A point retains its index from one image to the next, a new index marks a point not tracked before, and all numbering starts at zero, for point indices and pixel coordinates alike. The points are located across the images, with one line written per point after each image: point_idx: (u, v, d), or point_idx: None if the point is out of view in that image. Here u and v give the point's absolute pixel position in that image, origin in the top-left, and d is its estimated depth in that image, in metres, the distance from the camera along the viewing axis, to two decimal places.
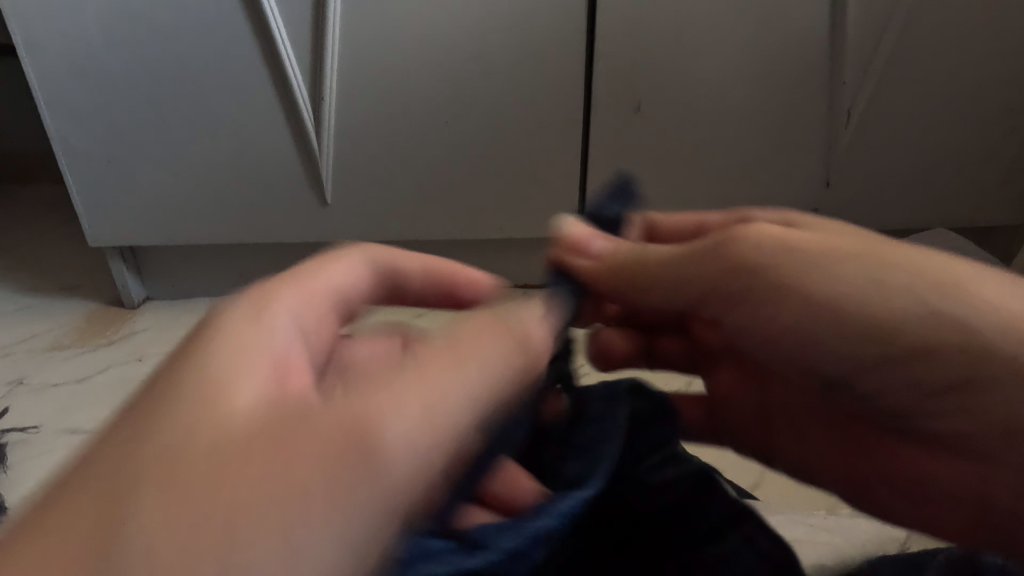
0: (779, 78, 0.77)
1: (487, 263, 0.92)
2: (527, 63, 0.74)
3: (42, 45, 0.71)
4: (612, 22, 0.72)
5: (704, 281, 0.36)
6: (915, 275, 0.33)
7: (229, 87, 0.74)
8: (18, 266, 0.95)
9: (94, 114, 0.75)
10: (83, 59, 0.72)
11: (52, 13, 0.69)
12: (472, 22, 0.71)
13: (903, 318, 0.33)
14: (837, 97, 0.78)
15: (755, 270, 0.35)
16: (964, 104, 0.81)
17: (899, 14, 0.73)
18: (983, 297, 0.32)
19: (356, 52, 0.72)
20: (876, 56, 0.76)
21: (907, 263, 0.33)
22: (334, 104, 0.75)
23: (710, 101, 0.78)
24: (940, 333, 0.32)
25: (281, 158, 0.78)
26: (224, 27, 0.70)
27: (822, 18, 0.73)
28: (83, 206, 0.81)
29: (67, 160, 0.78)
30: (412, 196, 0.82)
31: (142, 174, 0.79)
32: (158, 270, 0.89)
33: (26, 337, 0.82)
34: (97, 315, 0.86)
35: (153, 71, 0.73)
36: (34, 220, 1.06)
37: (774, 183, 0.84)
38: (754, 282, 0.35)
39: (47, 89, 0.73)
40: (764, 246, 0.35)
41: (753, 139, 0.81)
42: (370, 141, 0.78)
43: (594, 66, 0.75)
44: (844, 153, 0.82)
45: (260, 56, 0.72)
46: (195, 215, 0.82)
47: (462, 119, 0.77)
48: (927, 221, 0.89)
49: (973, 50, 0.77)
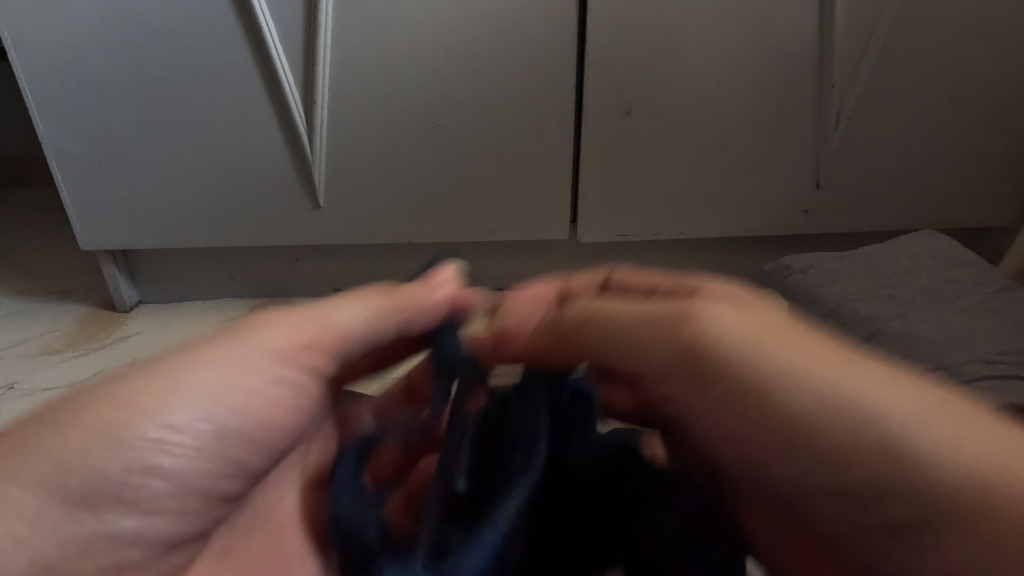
0: (768, 81, 0.77)
1: (480, 265, 0.92)
2: (518, 67, 0.74)
3: (33, 49, 0.70)
4: (603, 25, 0.72)
5: (648, 359, 0.35)
6: (841, 389, 0.28)
7: (220, 90, 0.74)
8: (10, 270, 0.95)
9: (85, 117, 0.75)
10: (74, 64, 0.72)
11: (43, 18, 0.69)
12: (463, 26, 0.72)
13: (794, 421, 0.29)
14: (825, 99, 0.79)
15: (708, 345, 0.32)
16: (952, 106, 0.81)
17: (886, 17, 0.74)
18: (901, 428, 0.27)
19: (348, 55, 0.72)
20: (863, 59, 0.77)
21: (851, 377, 0.28)
22: (326, 107, 0.75)
23: (701, 104, 0.78)
24: (852, 463, 0.27)
25: (274, 161, 0.78)
26: (215, 30, 0.70)
27: (810, 22, 0.74)
28: (75, 209, 0.80)
29: (59, 164, 0.77)
30: (405, 199, 0.82)
31: (134, 177, 0.79)
32: (151, 274, 0.89)
33: (18, 341, 0.82)
34: (89, 318, 0.86)
35: (145, 76, 0.73)
36: (27, 223, 1.05)
37: (764, 185, 0.85)
38: (700, 357, 0.32)
39: (38, 92, 0.73)
40: (721, 322, 0.33)
41: (743, 142, 0.81)
42: (362, 145, 0.78)
43: (585, 68, 0.75)
44: (834, 154, 0.83)
45: (251, 59, 0.72)
46: (187, 218, 0.82)
47: (453, 122, 0.77)
48: (916, 223, 0.90)
49: (959, 54, 0.78)
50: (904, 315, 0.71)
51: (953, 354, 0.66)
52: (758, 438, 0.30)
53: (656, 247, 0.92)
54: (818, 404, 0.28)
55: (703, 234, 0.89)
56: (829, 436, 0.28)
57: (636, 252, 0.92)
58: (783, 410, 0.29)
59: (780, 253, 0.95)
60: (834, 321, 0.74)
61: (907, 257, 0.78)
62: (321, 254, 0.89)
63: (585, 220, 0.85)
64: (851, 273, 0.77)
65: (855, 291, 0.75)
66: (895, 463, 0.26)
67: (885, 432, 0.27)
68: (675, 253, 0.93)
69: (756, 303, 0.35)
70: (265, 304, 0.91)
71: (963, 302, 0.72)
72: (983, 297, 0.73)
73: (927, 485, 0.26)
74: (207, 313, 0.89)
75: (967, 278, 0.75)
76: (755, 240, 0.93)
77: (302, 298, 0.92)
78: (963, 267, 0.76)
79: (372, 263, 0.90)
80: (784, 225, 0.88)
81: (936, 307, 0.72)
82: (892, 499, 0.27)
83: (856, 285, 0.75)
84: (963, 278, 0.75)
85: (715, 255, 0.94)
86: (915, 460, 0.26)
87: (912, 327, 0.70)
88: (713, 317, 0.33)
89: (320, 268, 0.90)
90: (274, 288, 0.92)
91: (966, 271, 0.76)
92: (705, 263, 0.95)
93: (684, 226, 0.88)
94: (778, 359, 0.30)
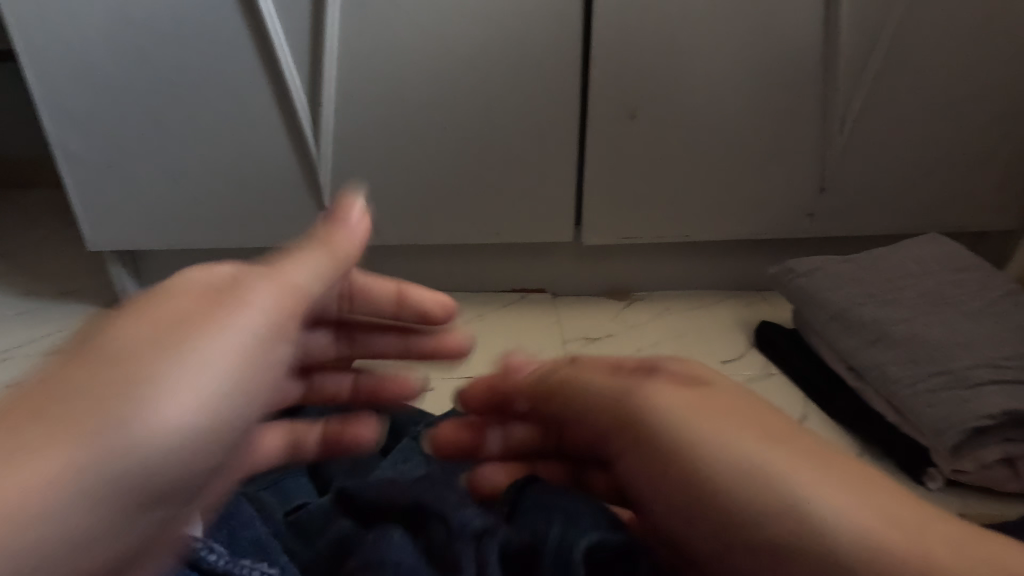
0: (773, 84, 0.77)
1: (485, 267, 0.92)
2: (524, 70, 0.74)
3: (42, 51, 0.71)
4: (608, 28, 0.72)
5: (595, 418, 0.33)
6: (755, 443, 0.27)
7: (227, 92, 0.74)
8: (18, 270, 0.95)
9: (94, 119, 0.75)
10: (83, 67, 0.72)
11: (52, 21, 0.70)
12: (469, 29, 0.72)
13: (709, 461, 0.27)
14: (830, 103, 0.79)
15: (649, 429, 0.30)
16: (957, 110, 0.81)
17: (891, 21, 0.74)
18: (809, 495, 0.25)
19: (354, 57, 0.73)
20: (868, 63, 0.77)
21: (747, 441, 0.27)
22: (331, 109, 0.75)
23: (706, 107, 0.78)
24: (750, 534, 0.26)
25: (280, 162, 0.79)
26: (222, 32, 0.71)
27: (815, 25, 0.74)
28: (83, 210, 0.81)
29: (67, 165, 0.78)
30: (409, 201, 0.82)
31: (142, 178, 0.79)
32: (157, 275, 0.90)
33: (24, 341, 0.82)
34: (95, 318, 0.87)
35: (152, 80, 0.73)
36: (34, 224, 1.06)
37: (768, 187, 0.85)
38: (644, 436, 0.30)
39: (47, 94, 0.74)
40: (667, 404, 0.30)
41: (747, 145, 0.81)
42: (368, 147, 0.78)
43: (590, 71, 0.75)
44: (839, 157, 0.83)
45: (258, 62, 0.72)
46: (194, 220, 0.82)
47: (459, 124, 0.78)
48: (921, 226, 0.90)
49: (965, 57, 0.78)
50: (909, 319, 0.71)
51: (958, 358, 0.66)
52: (674, 474, 0.28)
53: (661, 249, 0.93)
54: (724, 450, 0.27)
55: (707, 236, 0.89)
56: (730, 472, 0.27)
57: (640, 254, 0.92)
58: (727, 503, 0.27)
59: (784, 256, 0.95)
60: (837, 324, 0.74)
61: (913, 260, 0.78)
62: None
63: (590, 223, 0.86)
64: (855, 276, 0.77)
65: (860, 294, 0.75)
66: (790, 511, 0.25)
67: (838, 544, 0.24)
68: (680, 256, 0.94)
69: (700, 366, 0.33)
70: None
71: (968, 306, 0.72)
72: (988, 300, 0.73)
73: (805, 539, 0.24)
74: None
75: (972, 282, 0.75)
76: (760, 242, 0.93)
77: None
78: (969, 271, 0.76)
79: (377, 264, 0.91)
80: (789, 227, 0.88)
81: (941, 311, 0.72)
82: (772, 539, 0.25)
83: (861, 288, 0.75)
84: (969, 281, 0.75)
85: (720, 258, 0.94)
86: (828, 544, 0.24)
87: (917, 331, 0.70)
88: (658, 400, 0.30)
89: None
90: None
91: (972, 274, 0.76)
92: (710, 265, 0.95)
93: (687, 229, 0.88)
94: (709, 416, 0.29)
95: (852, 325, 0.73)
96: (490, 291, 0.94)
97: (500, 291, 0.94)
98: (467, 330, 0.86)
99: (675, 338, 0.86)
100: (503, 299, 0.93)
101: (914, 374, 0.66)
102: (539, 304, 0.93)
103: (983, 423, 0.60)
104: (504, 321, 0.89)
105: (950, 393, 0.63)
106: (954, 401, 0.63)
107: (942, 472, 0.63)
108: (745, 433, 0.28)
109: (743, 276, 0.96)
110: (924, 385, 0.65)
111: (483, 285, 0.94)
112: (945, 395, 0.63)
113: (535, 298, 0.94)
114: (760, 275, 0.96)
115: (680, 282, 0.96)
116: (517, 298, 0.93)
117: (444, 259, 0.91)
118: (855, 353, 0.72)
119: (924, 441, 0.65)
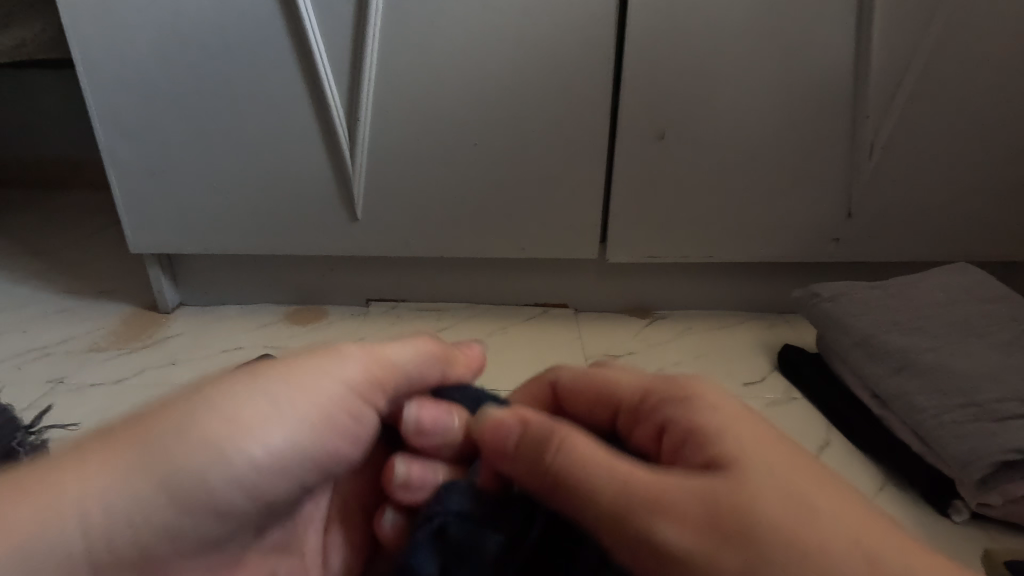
0: (802, 111, 0.78)
1: (508, 281, 0.94)
2: (555, 90, 0.76)
3: (99, 63, 0.75)
4: (638, 53, 0.74)
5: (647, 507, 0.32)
6: (793, 497, 0.31)
7: (269, 107, 0.77)
8: (60, 269, 0.99)
9: (144, 130, 0.79)
10: (138, 79, 0.76)
11: (110, 36, 0.73)
12: (505, 52, 0.74)
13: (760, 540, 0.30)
14: (859, 130, 0.79)
15: (726, 510, 0.30)
16: (988, 142, 0.81)
17: (921, 52, 0.75)
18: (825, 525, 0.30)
19: (391, 76, 0.75)
20: (898, 92, 0.77)
21: (782, 506, 0.30)
22: (368, 125, 0.78)
23: (734, 131, 0.79)
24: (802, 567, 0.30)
25: (317, 175, 0.81)
26: (268, 48, 0.74)
27: (845, 55, 0.75)
28: (127, 215, 0.84)
29: (116, 172, 0.81)
30: (440, 216, 0.85)
31: (185, 188, 0.82)
32: (193, 277, 0.93)
33: (65, 338, 0.85)
34: (133, 318, 0.90)
35: (202, 93, 0.76)
36: (76, 224, 1.10)
37: (796, 211, 0.85)
38: (709, 518, 0.31)
39: (102, 106, 0.77)
40: (765, 470, 0.32)
41: (775, 170, 0.82)
42: (402, 163, 0.81)
43: (620, 94, 0.77)
44: (866, 185, 0.83)
45: (300, 78, 0.75)
46: (231, 228, 0.85)
47: (490, 142, 0.79)
48: (948, 255, 0.89)
49: (998, 90, 0.78)
50: (936, 348, 0.71)
51: (986, 391, 0.65)
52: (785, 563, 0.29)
53: (684, 270, 0.93)
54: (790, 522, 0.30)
55: (731, 258, 0.89)
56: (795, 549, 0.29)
57: (664, 273, 0.93)
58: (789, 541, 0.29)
59: (808, 280, 0.95)
60: (863, 350, 0.74)
61: (940, 289, 0.78)
62: (355, 266, 0.92)
63: (615, 241, 0.87)
64: (881, 302, 0.77)
65: (887, 322, 0.75)
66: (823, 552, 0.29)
67: (771, 533, 0.29)
68: (704, 276, 0.94)
69: (708, 406, 0.36)
70: (299, 311, 0.93)
71: (996, 338, 0.72)
72: (1017, 333, 0.72)
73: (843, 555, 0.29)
74: (243, 318, 0.91)
75: (1002, 314, 0.74)
76: (784, 266, 0.93)
77: (335, 306, 0.95)
78: (997, 301, 0.76)
79: (403, 274, 0.93)
80: (814, 251, 0.88)
81: (969, 341, 0.71)
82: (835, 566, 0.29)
83: (888, 315, 0.75)
84: (996, 312, 0.74)
85: (743, 280, 0.95)
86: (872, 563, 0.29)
87: (944, 360, 0.69)
88: (761, 458, 0.32)
89: (353, 279, 0.93)
90: (307, 297, 0.94)
91: (1000, 305, 0.75)
92: (733, 286, 0.95)
93: (711, 250, 0.88)
94: (749, 489, 0.31)
95: (877, 352, 0.73)
96: (512, 305, 0.95)
97: (523, 305, 0.95)
98: (489, 342, 0.88)
99: (697, 357, 0.87)
100: (525, 313, 0.94)
101: (939, 405, 0.66)
102: (561, 319, 0.94)
103: (1011, 456, 0.59)
104: (525, 334, 0.90)
105: (976, 426, 0.63)
106: (979, 434, 0.62)
107: (968, 504, 0.63)
108: (779, 472, 0.32)
109: (766, 298, 0.96)
110: (949, 416, 0.64)
111: (506, 299, 0.95)
112: (970, 427, 0.63)
113: (556, 313, 0.95)
114: (785, 299, 0.96)
115: (703, 301, 0.96)
116: (539, 313, 0.95)
117: (466, 273, 0.93)
118: (878, 381, 0.71)
119: (950, 473, 0.64)
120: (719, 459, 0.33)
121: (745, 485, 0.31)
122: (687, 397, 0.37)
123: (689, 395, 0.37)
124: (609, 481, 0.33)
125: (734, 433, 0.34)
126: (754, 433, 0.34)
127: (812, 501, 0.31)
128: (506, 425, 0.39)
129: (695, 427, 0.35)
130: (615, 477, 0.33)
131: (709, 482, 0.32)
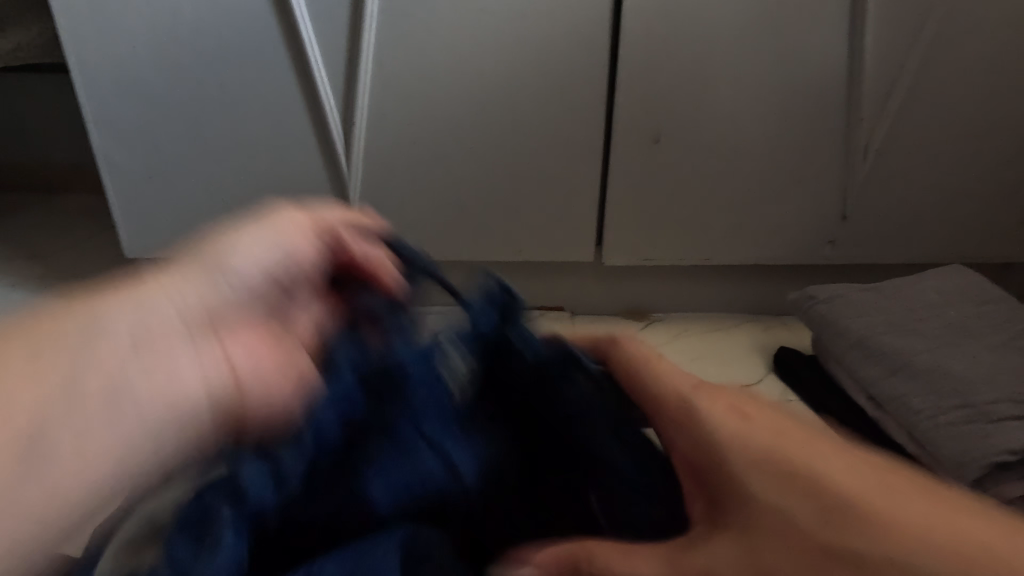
0: (796, 114, 0.78)
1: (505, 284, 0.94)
2: (551, 93, 0.76)
3: (94, 67, 0.75)
4: (634, 56, 0.74)
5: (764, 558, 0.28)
6: (904, 512, 0.26)
7: (265, 112, 0.77)
8: (55, 273, 0.99)
9: (140, 135, 0.79)
10: (134, 82, 0.76)
11: (105, 41, 0.73)
12: (501, 56, 0.74)
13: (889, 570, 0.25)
14: (853, 133, 0.80)
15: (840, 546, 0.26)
16: (981, 145, 0.82)
17: (914, 56, 0.75)
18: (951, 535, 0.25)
19: (387, 80, 0.75)
20: (892, 94, 0.77)
21: (889, 525, 0.26)
22: (364, 128, 0.78)
23: (729, 134, 0.80)
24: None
25: (313, 179, 0.81)
26: (264, 52, 0.74)
27: (839, 59, 0.75)
28: (122, 219, 0.84)
29: (111, 176, 0.81)
30: (437, 220, 0.85)
31: (180, 193, 0.82)
32: None
33: None
34: None
35: (198, 97, 0.76)
36: (71, 228, 1.09)
37: (791, 214, 0.85)
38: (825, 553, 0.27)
39: (97, 110, 0.77)
40: (849, 488, 0.27)
41: (770, 173, 0.82)
42: (398, 166, 0.81)
43: (615, 97, 0.77)
44: (861, 187, 0.84)
45: (297, 84, 0.75)
46: None
47: (487, 146, 0.80)
48: (943, 258, 0.90)
49: (990, 94, 0.79)
50: (931, 350, 0.71)
51: (981, 393, 0.65)
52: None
53: (680, 272, 0.93)
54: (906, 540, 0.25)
55: (728, 260, 0.89)
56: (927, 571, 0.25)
57: (660, 276, 0.94)
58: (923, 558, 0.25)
59: (805, 282, 0.95)
60: (858, 352, 0.74)
61: (935, 291, 0.78)
62: None
63: (611, 244, 0.87)
64: (876, 303, 0.77)
65: (882, 323, 0.75)
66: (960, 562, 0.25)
67: (894, 560, 0.25)
68: (700, 279, 0.94)
69: (753, 425, 0.31)
70: None
71: (991, 339, 0.72)
72: (1011, 334, 0.72)
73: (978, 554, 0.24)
74: None
75: (996, 316, 0.75)
76: (780, 268, 0.93)
77: None
78: (991, 303, 0.76)
79: None
80: (810, 253, 0.89)
81: (964, 343, 0.72)
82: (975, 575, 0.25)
83: (884, 316, 0.76)
84: (991, 314, 0.75)
85: (739, 282, 0.95)
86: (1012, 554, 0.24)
87: (939, 362, 0.69)
88: (831, 474, 0.28)
89: None
90: None
91: (994, 307, 0.76)
92: (729, 289, 0.95)
93: (708, 252, 0.88)
94: (853, 520, 0.27)
95: (872, 354, 0.73)
96: None
97: None
98: None
99: (693, 359, 0.87)
100: None
101: (935, 407, 0.66)
102: (557, 322, 0.94)
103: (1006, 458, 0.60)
104: None
105: (972, 428, 0.63)
106: (975, 436, 0.62)
107: None
108: (868, 485, 0.27)
109: (762, 300, 0.97)
110: (944, 418, 0.65)
111: None
112: (965, 429, 0.63)
113: (553, 316, 0.95)
114: (781, 301, 0.97)
115: (699, 303, 0.96)
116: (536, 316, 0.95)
117: None
118: (874, 383, 0.71)
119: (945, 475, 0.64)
120: (800, 487, 0.28)
121: (843, 520, 0.27)
122: (724, 412, 0.32)
123: (726, 415, 0.32)
124: (725, 532, 0.29)
125: (789, 452, 0.30)
126: (819, 448, 0.29)
127: (916, 509, 0.26)
128: (591, 430, 0.33)
129: (753, 452, 0.30)
130: (728, 531, 0.29)
131: (806, 516, 0.27)
